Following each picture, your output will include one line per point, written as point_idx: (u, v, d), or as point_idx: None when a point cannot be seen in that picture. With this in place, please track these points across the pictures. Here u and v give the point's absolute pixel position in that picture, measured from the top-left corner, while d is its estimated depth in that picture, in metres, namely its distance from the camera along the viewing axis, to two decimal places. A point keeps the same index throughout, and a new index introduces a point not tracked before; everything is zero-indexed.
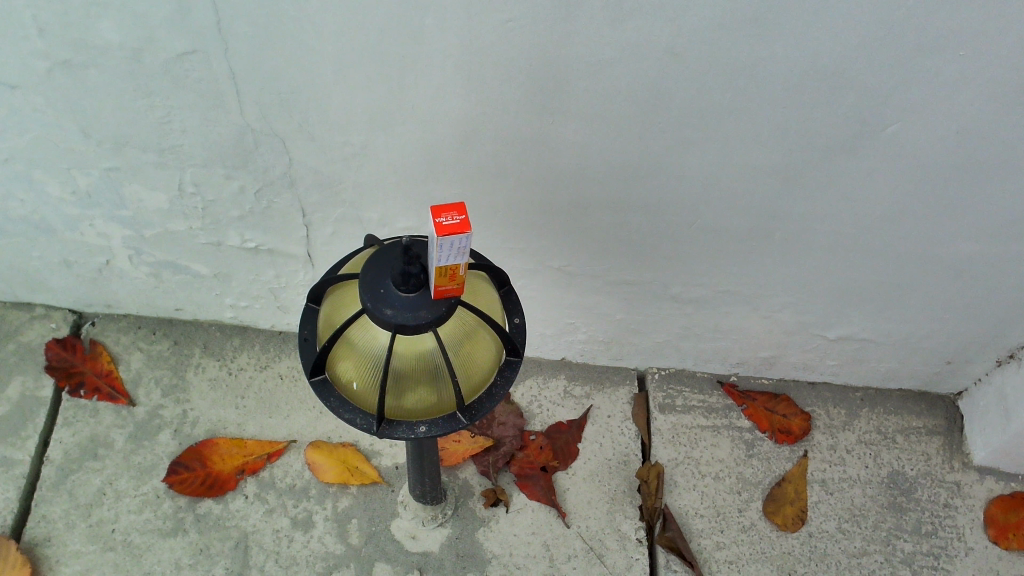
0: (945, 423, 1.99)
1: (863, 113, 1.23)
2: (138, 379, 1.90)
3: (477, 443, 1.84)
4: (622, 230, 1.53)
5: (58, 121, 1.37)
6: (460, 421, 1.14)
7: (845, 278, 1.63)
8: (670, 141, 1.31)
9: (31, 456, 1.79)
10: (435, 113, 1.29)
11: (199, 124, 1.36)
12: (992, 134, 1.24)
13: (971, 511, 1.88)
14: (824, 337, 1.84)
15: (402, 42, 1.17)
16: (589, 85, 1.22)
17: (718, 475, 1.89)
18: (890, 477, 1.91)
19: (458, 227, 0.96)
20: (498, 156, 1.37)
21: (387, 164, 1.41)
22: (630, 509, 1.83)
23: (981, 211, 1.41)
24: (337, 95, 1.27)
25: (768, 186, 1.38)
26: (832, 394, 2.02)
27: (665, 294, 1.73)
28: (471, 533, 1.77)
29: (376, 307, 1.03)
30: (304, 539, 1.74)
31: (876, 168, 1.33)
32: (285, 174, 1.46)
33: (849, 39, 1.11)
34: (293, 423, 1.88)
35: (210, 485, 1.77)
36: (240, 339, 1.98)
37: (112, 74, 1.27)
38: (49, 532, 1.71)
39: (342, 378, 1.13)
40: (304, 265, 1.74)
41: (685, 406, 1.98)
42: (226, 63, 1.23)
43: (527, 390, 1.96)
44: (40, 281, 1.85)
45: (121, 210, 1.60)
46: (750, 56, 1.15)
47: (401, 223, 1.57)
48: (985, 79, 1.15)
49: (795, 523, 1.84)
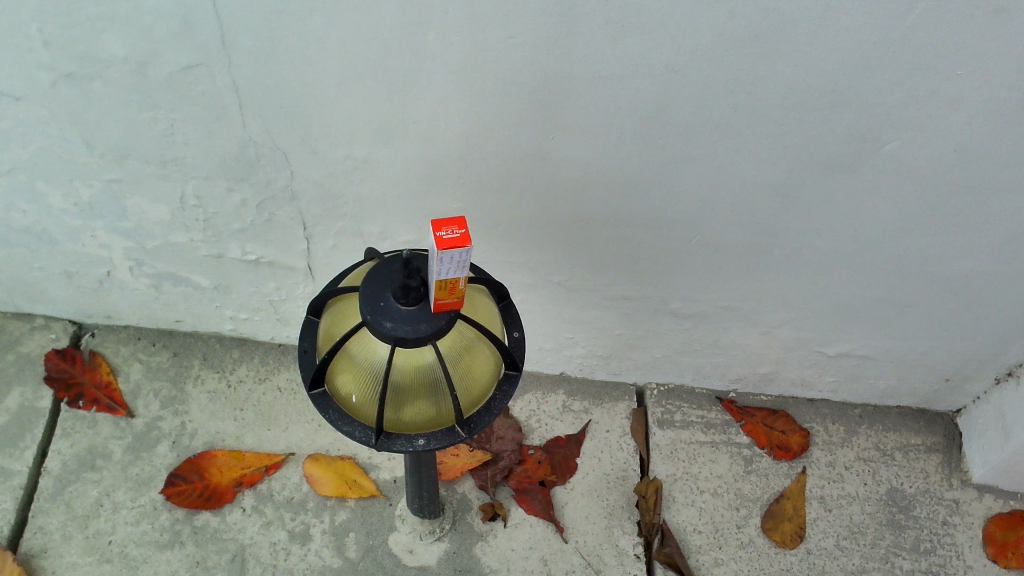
0: (944, 441, 1.98)
1: (861, 131, 1.24)
2: (137, 390, 1.90)
3: (475, 457, 1.83)
4: (621, 245, 1.54)
5: (62, 132, 1.38)
6: (459, 434, 1.14)
7: (843, 294, 1.63)
8: (670, 157, 1.32)
9: (28, 466, 1.79)
10: (437, 127, 1.30)
11: (202, 136, 1.37)
12: (988, 152, 1.25)
13: (970, 530, 1.88)
14: (823, 353, 1.84)
15: (405, 58, 1.19)
16: (589, 101, 1.23)
17: (716, 491, 1.89)
18: (888, 494, 1.91)
19: (458, 241, 0.97)
20: (499, 171, 1.38)
21: (389, 178, 1.42)
22: (627, 524, 1.82)
23: (979, 229, 1.41)
24: (339, 109, 1.29)
25: (767, 203, 1.39)
26: (830, 411, 2.02)
27: (663, 308, 1.73)
28: (468, 547, 1.77)
29: (375, 320, 1.03)
30: (301, 552, 1.74)
31: (873, 185, 1.34)
32: (287, 187, 1.47)
33: (846, 57, 1.13)
34: (291, 435, 1.88)
35: (208, 497, 1.77)
36: (239, 351, 1.98)
37: (116, 86, 1.28)
38: (46, 543, 1.71)
39: (341, 390, 1.13)
40: (304, 277, 1.74)
41: (683, 421, 1.97)
42: (231, 77, 1.25)
43: (525, 404, 1.96)
44: (41, 291, 1.86)
45: (123, 222, 1.60)
46: (748, 74, 1.16)
47: (401, 237, 1.58)
48: (982, 98, 1.16)
49: (794, 540, 1.83)
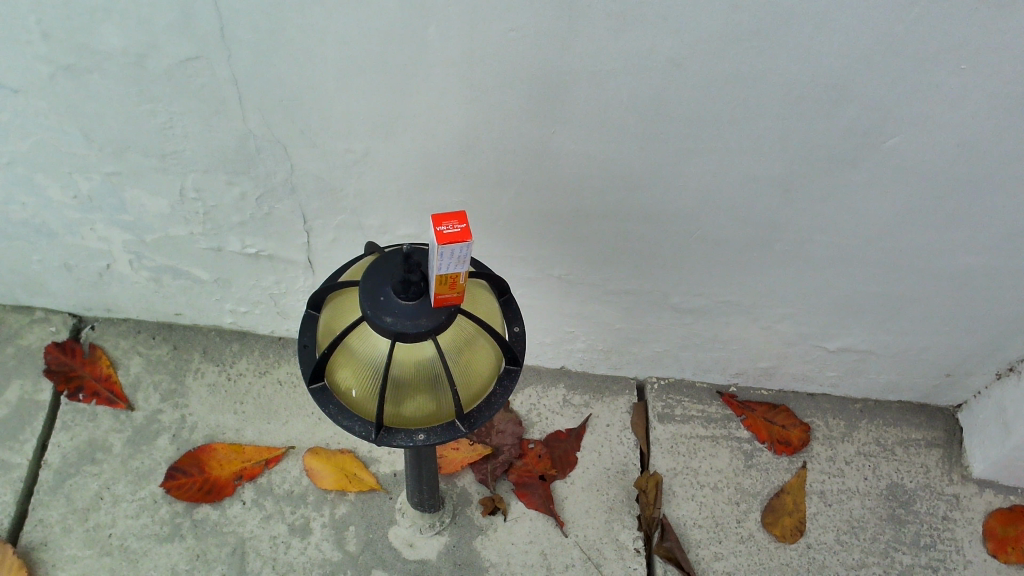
0: (945, 436, 1.98)
1: (864, 125, 1.23)
2: (137, 383, 1.90)
3: (475, 451, 1.83)
4: (622, 239, 1.54)
5: (60, 125, 1.38)
6: (459, 429, 1.14)
7: (845, 289, 1.62)
8: (671, 152, 1.31)
9: (28, 459, 1.79)
10: (437, 120, 1.30)
11: (201, 129, 1.36)
12: (992, 147, 1.24)
13: (971, 525, 1.88)
14: (824, 348, 1.83)
15: (405, 51, 1.18)
16: (590, 95, 1.22)
17: (716, 486, 1.89)
18: (889, 489, 1.91)
19: (459, 236, 0.97)
20: (500, 165, 1.37)
21: (389, 171, 1.41)
22: (628, 518, 1.82)
23: (982, 224, 1.41)
24: (338, 102, 1.28)
25: (769, 197, 1.39)
26: (831, 405, 2.01)
27: (664, 303, 1.73)
28: (468, 541, 1.77)
29: (376, 315, 1.03)
30: (301, 546, 1.74)
31: (876, 180, 1.33)
32: (286, 180, 1.46)
33: (849, 52, 1.12)
34: (291, 429, 1.88)
35: (208, 491, 1.77)
36: (239, 345, 1.98)
37: (115, 79, 1.27)
38: (46, 536, 1.71)
39: (341, 385, 1.13)
40: (304, 271, 1.74)
41: (684, 416, 1.97)
42: (229, 70, 1.24)
43: (526, 398, 1.96)
44: (40, 284, 1.85)
45: (122, 215, 1.60)
46: (750, 68, 1.15)
47: (402, 231, 1.57)
48: (985, 93, 1.16)
49: (793, 535, 1.83)
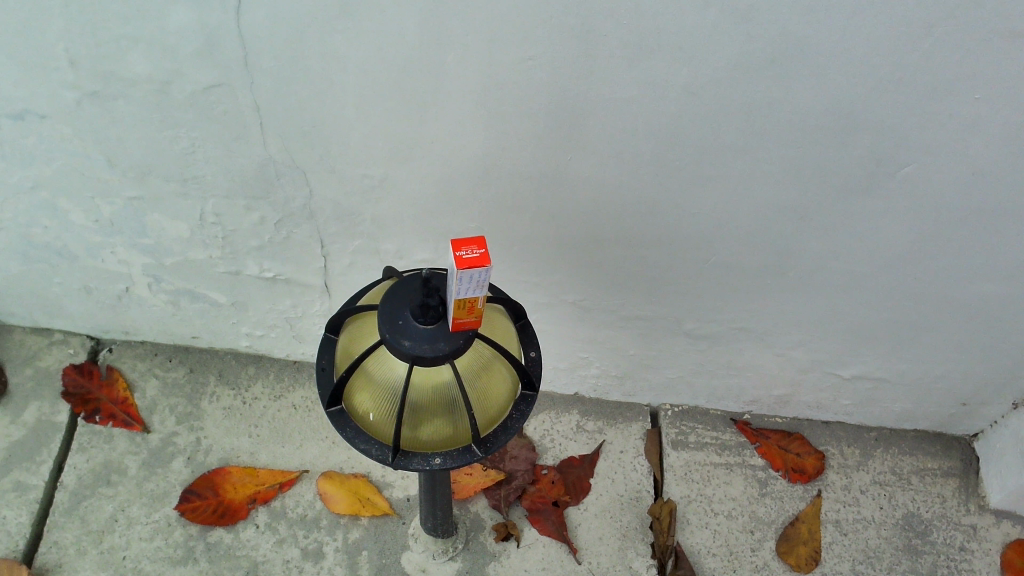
0: (961, 465, 1.97)
1: (878, 154, 1.25)
2: (152, 406, 1.92)
3: (488, 476, 1.83)
4: (637, 265, 1.55)
5: (85, 150, 1.41)
6: (476, 453, 1.14)
7: (859, 316, 1.63)
8: (686, 179, 1.33)
9: (44, 480, 1.80)
10: (455, 148, 1.32)
11: (223, 155, 1.39)
12: (1007, 175, 1.25)
13: (988, 555, 1.85)
14: (839, 375, 1.83)
15: (425, 79, 1.21)
16: (606, 122, 1.24)
17: (731, 514, 1.87)
18: (905, 519, 1.89)
19: (478, 260, 0.98)
20: (515, 191, 1.39)
21: (406, 197, 1.43)
22: (641, 546, 1.81)
23: (996, 252, 1.41)
24: (358, 130, 1.30)
25: (783, 223, 1.40)
26: (846, 434, 2.01)
27: (678, 330, 1.74)
28: (481, 567, 1.76)
29: (395, 339, 1.04)
30: (314, 570, 1.73)
31: (889, 209, 1.35)
32: (305, 206, 1.49)
33: (861, 82, 1.14)
34: (305, 453, 1.88)
35: (221, 514, 1.77)
36: (255, 368, 1.99)
37: (140, 105, 1.30)
38: (60, 558, 1.71)
39: (359, 408, 1.13)
40: (320, 295, 1.75)
41: (698, 442, 1.97)
42: (252, 97, 1.27)
43: (539, 424, 1.96)
44: (59, 306, 1.88)
45: (142, 238, 1.62)
46: (763, 97, 1.17)
47: (417, 256, 1.59)
48: (1000, 122, 1.17)
49: (809, 564, 1.82)
